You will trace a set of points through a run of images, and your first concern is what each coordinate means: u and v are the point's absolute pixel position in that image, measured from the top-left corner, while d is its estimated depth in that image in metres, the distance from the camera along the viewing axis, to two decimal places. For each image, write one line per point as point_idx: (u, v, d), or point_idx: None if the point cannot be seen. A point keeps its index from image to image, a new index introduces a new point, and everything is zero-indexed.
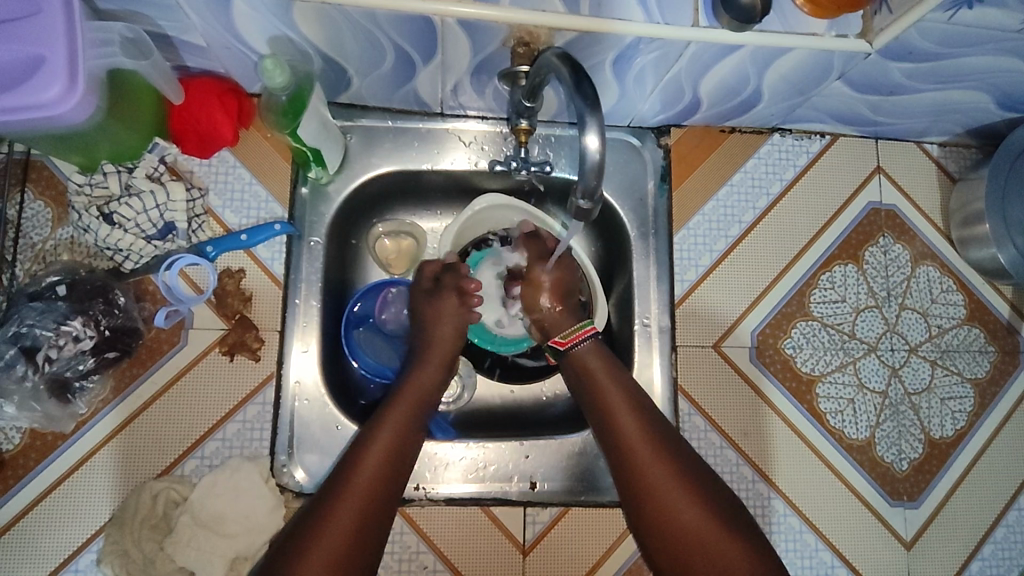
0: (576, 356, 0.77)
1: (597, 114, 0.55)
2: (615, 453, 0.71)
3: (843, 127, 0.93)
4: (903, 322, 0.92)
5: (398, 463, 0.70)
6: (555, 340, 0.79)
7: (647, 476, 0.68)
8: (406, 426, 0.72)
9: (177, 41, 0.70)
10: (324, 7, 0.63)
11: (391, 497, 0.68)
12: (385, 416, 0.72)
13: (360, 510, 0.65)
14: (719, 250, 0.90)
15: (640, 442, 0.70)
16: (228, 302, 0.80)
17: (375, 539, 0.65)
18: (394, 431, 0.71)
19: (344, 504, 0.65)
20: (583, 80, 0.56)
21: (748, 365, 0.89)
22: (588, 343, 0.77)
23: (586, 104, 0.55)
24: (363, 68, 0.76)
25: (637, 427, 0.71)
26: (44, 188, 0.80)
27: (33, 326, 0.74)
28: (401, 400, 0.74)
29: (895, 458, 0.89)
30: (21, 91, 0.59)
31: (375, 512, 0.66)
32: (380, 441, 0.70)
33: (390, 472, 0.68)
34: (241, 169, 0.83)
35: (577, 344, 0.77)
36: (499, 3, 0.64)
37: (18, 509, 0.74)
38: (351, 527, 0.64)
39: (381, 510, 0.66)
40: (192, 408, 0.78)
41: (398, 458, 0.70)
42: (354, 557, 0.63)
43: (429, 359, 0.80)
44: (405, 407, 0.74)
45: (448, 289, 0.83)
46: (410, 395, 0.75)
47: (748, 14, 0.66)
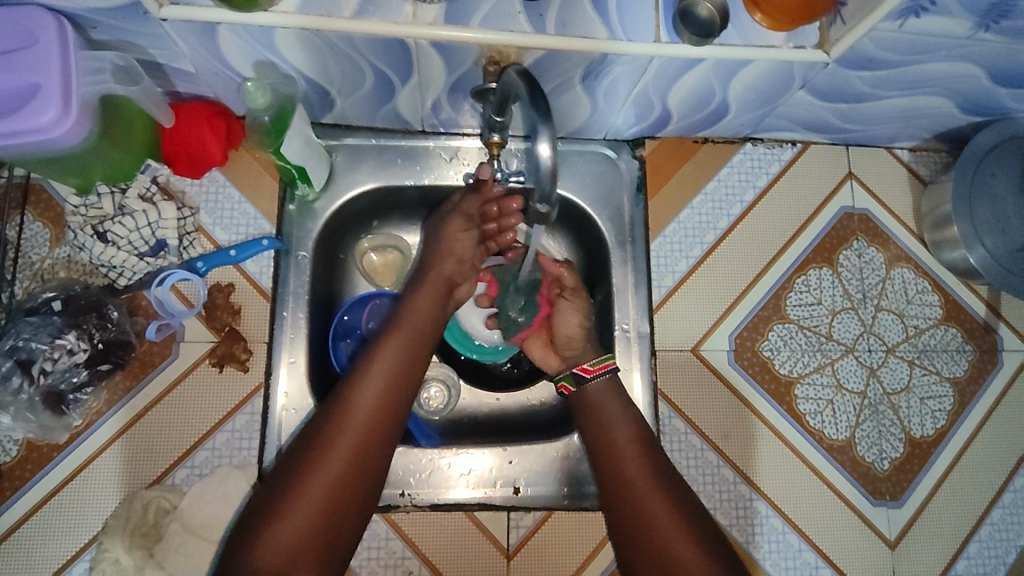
0: (595, 390, 0.79)
1: (549, 125, 0.57)
2: (609, 468, 0.75)
3: (813, 135, 0.95)
4: (879, 322, 0.93)
5: (390, 414, 0.70)
6: (581, 366, 0.80)
7: (636, 495, 0.72)
8: (405, 365, 0.73)
9: (168, 68, 0.74)
10: (305, 33, 0.68)
11: (382, 448, 0.69)
12: (377, 365, 0.72)
13: (344, 472, 0.66)
14: (695, 256, 0.93)
15: (635, 464, 0.74)
16: (217, 314, 0.83)
17: (367, 481, 0.67)
18: (396, 370, 0.72)
19: (341, 440, 0.67)
20: (539, 93, 0.59)
21: (727, 367, 0.90)
22: (606, 378, 0.79)
23: (538, 115, 0.58)
24: (346, 89, 0.80)
25: (632, 447, 0.75)
26: (43, 210, 0.83)
27: (29, 340, 0.77)
28: (400, 334, 0.75)
29: (876, 458, 0.90)
30: (19, 116, 0.63)
31: (370, 453, 0.68)
32: (382, 374, 0.71)
33: (387, 411, 0.70)
34: (232, 189, 0.87)
35: (602, 374, 0.79)
36: (470, 24, 0.69)
37: (15, 519, 0.77)
38: (331, 495, 0.65)
39: (375, 450, 0.68)
40: (184, 419, 0.80)
41: (389, 409, 0.70)
42: (342, 498, 0.66)
43: (424, 291, 0.79)
44: (405, 341, 0.74)
45: (461, 212, 0.81)
46: (402, 339, 0.74)
47: (708, 28, 0.71)
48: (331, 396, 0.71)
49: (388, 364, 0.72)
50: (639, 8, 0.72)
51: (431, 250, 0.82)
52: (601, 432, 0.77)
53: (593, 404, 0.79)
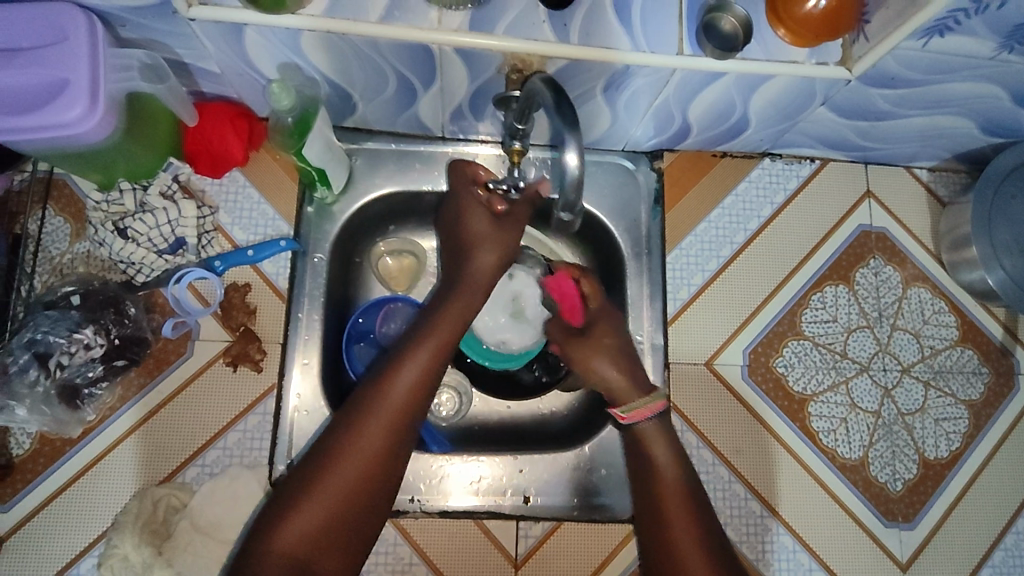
0: (641, 431, 0.76)
1: (575, 133, 0.57)
2: (642, 475, 0.74)
3: (832, 152, 0.95)
4: (895, 341, 0.93)
5: (422, 402, 0.71)
6: (616, 412, 0.77)
7: (664, 504, 0.72)
8: (439, 356, 0.74)
9: (194, 68, 0.75)
10: (330, 37, 0.69)
11: (410, 435, 0.70)
12: (415, 354, 0.73)
13: (371, 461, 0.67)
14: (711, 269, 0.92)
15: (671, 475, 0.73)
16: (233, 314, 0.83)
17: (395, 467, 0.69)
18: (431, 361, 0.73)
19: (374, 423, 0.68)
20: (564, 101, 0.59)
21: (741, 383, 0.89)
22: (650, 423, 0.76)
23: (565, 124, 0.58)
24: (368, 93, 0.81)
25: (671, 461, 0.74)
26: (64, 206, 0.84)
27: (47, 333, 0.77)
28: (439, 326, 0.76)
29: (889, 479, 0.89)
30: (47, 111, 0.64)
31: (400, 439, 0.69)
32: (419, 363, 0.72)
33: (420, 399, 0.71)
34: (251, 189, 0.87)
35: (639, 421, 0.76)
36: (494, 32, 0.70)
37: (27, 511, 0.77)
38: (356, 484, 0.66)
39: (404, 437, 0.69)
40: (196, 418, 0.80)
41: (422, 398, 0.71)
42: (370, 483, 0.67)
43: (465, 290, 0.80)
44: (441, 334, 0.75)
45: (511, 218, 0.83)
46: (442, 335, 0.75)
47: (731, 42, 0.72)
48: (361, 388, 0.72)
49: (427, 360, 0.73)
50: (663, 19, 0.72)
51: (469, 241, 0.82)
52: (640, 446, 0.76)
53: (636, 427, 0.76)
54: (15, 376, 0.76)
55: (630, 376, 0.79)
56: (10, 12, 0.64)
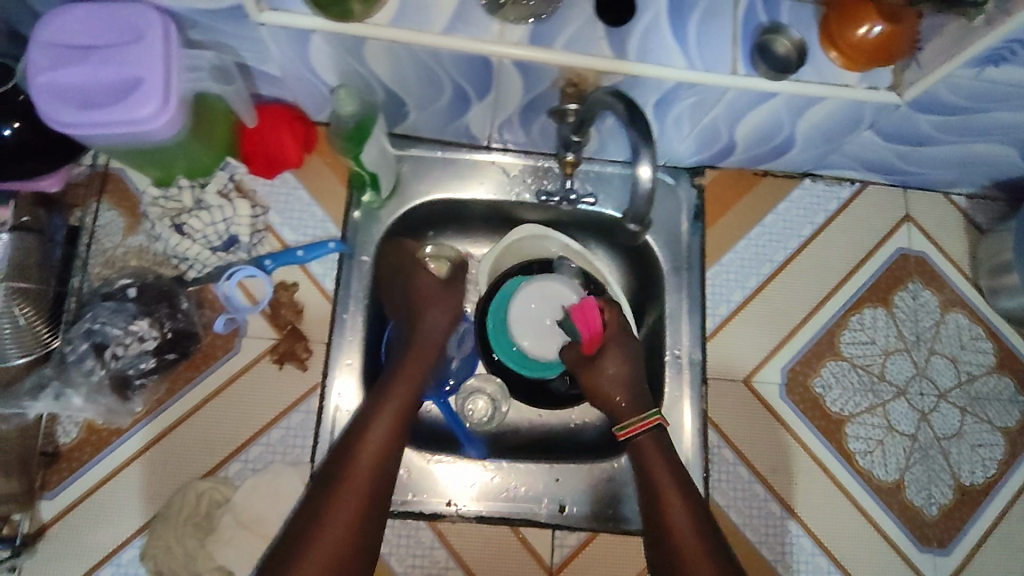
0: (641, 445, 0.76)
1: (648, 146, 0.59)
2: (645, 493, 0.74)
3: (873, 176, 0.96)
4: (933, 367, 0.93)
5: (392, 457, 0.70)
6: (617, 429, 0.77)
7: (666, 517, 0.71)
8: (404, 411, 0.73)
9: (257, 71, 0.77)
10: (394, 46, 0.71)
11: (385, 493, 0.68)
12: (380, 412, 0.72)
13: (349, 529, 0.64)
14: (751, 286, 0.93)
15: (670, 486, 0.73)
16: (282, 313, 0.84)
17: (376, 527, 0.66)
18: (397, 415, 0.72)
19: (350, 485, 0.66)
20: (637, 113, 0.59)
21: (778, 401, 0.90)
22: (645, 436, 0.76)
23: (641, 137, 0.59)
24: (422, 102, 0.83)
25: (662, 465, 0.74)
26: (119, 200, 0.85)
27: (105, 324, 0.78)
28: (399, 385, 0.75)
29: (925, 503, 0.88)
30: (120, 107, 0.65)
31: (377, 495, 0.67)
32: (385, 421, 0.71)
33: (391, 455, 0.70)
34: (302, 191, 0.89)
35: (635, 436, 0.76)
36: (552, 46, 0.71)
37: (72, 499, 0.78)
38: (340, 552, 0.62)
39: (383, 493, 0.68)
40: (241, 413, 0.82)
41: (393, 453, 0.70)
42: (353, 545, 0.64)
43: (417, 349, 0.79)
44: (402, 394, 0.74)
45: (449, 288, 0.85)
46: (402, 393, 0.74)
47: (785, 63, 0.73)
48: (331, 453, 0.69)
49: (389, 421, 0.71)
50: (718, 40, 0.73)
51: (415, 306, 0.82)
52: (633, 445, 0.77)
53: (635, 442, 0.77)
54: (73, 364, 0.77)
55: (633, 394, 0.80)
56: (90, 9, 0.65)
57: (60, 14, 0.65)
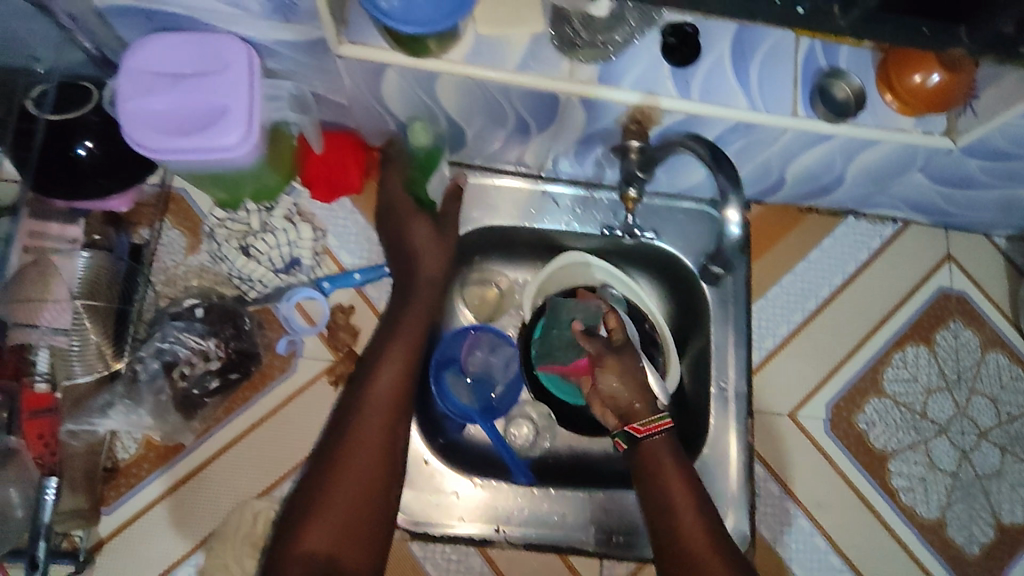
0: (650, 447, 0.72)
1: (738, 192, 0.61)
2: (659, 506, 0.69)
3: (915, 216, 0.98)
4: (973, 405, 0.94)
5: (405, 395, 0.75)
6: (632, 425, 0.73)
7: (682, 527, 0.67)
8: (411, 355, 0.78)
9: (325, 100, 0.79)
10: (467, 82, 0.72)
11: (402, 427, 0.73)
12: (388, 356, 0.77)
13: (371, 462, 0.69)
14: (796, 321, 0.95)
15: (679, 488, 0.69)
16: (338, 335, 0.86)
17: (398, 459, 0.72)
18: (405, 357, 0.77)
19: (366, 419, 0.72)
20: (723, 159, 0.62)
21: (822, 436, 0.91)
22: (659, 437, 0.72)
23: (730, 183, 0.61)
24: (481, 132, 0.85)
25: (675, 469, 0.70)
26: (181, 220, 0.87)
27: (175, 342, 0.80)
28: (402, 332, 0.79)
29: (966, 541, 0.89)
30: (206, 135, 0.66)
31: (395, 428, 0.73)
32: (393, 363, 0.76)
33: (404, 392, 0.75)
34: (358, 215, 0.91)
35: (652, 434, 0.72)
36: (621, 85, 0.73)
37: (129, 515, 0.79)
38: (358, 501, 0.67)
39: (398, 427, 0.73)
40: (298, 433, 0.83)
41: (405, 391, 0.75)
42: (378, 474, 0.69)
43: (418, 301, 0.82)
44: (405, 339, 0.78)
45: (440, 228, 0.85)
46: (406, 338, 0.78)
47: (843, 107, 0.75)
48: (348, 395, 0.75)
49: (397, 370, 0.76)
50: (780, 82, 0.75)
51: (411, 246, 0.84)
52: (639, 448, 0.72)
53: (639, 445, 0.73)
54: (144, 382, 0.80)
55: (646, 395, 0.75)
56: (177, 40, 0.67)
57: (145, 45, 0.66)
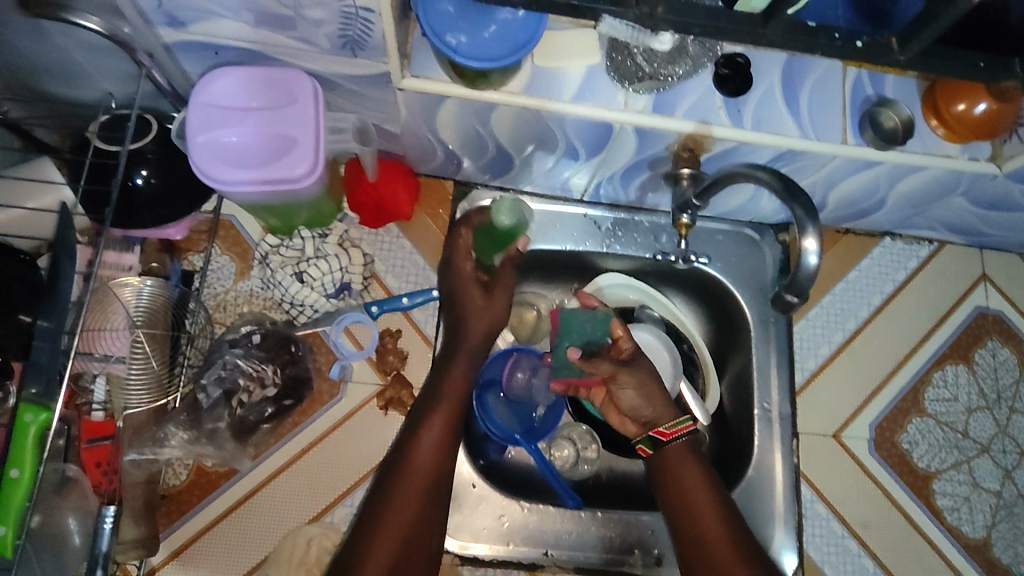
0: (672, 450, 0.78)
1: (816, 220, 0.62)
2: (678, 503, 0.76)
3: (951, 236, 0.99)
4: (1014, 424, 0.95)
5: (446, 460, 0.73)
6: (657, 429, 0.78)
7: (699, 520, 0.74)
8: (454, 420, 0.76)
9: (380, 129, 0.81)
10: (525, 112, 0.74)
11: (441, 493, 0.71)
12: (431, 419, 0.75)
13: (408, 527, 0.67)
14: (836, 342, 0.96)
15: (696, 488, 0.76)
16: (387, 358, 0.86)
17: (435, 525, 0.70)
18: (448, 421, 0.75)
19: (407, 484, 0.70)
20: (797, 190, 0.63)
21: (866, 456, 0.91)
22: (682, 440, 0.78)
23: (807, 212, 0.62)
24: (530, 158, 0.86)
25: (692, 470, 0.77)
26: (230, 245, 0.88)
27: (234, 368, 0.80)
28: (447, 395, 0.77)
29: (1012, 561, 0.90)
30: (278, 167, 0.69)
31: (433, 493, 0.70)
32: (436, 427, 0.74)
33: (446, 457, 0.73)
34: (405, 240, 0.92)
35: (678, 437, 0.77)
36: (675, 114, 0.75)
37: (182, 542, 0.79)
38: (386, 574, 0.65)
39: (438, 493, 0.71)
40: (348, 458, 0.83)
41: (446, 457, 0.73)
42: (414, 541, 0.67)
43: (462, 360, 0.81)
44: (449, 402, 0.76)
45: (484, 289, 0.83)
46: (449, 401, 0.77)
47: (892, 136, 0.77)
48: (389, 458, 0.74)
49: (443, 424, 0.75)
50: (828, 113, 0.77)
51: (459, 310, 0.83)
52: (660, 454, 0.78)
53: (664, 460, 0.78)
54: (205, 410, 0.79)
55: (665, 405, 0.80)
56: (246, 75, 0.69)
57: (216, 81, 0.69)
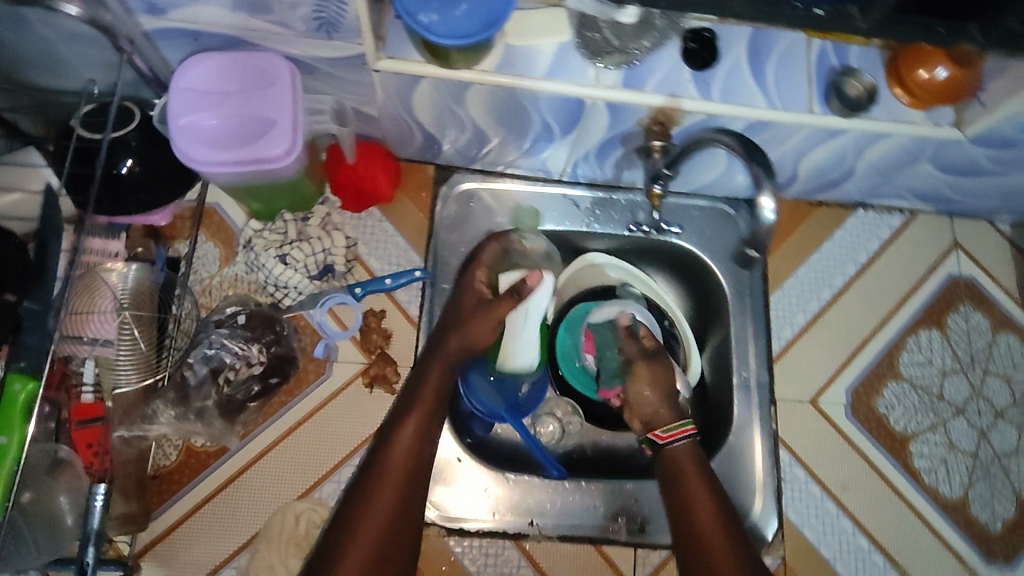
0: (673, 454, 0.81)
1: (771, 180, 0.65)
2: (679, 504, 0.77)
3: (922, 205, 1.02)
4: (988, 386, 0.97)
5: (420, 462, 0.76)
6: (655, 432, 0.83)
7: (698, 521, 0.75)
8: (427, 423, 0.78)
9: (358, 112, 0.83)
10: (497, 90, 0.76)
11: (417, 493, 0.74)
12: (403, 424, 0.77)
13: (384, 528, 0.70)
14: (812, 311, 0.98)
15: (698, 487, 0.77)
16: (371, 337, 0.88)
17: (411, 524, 0.72)
18: (421, 425, 0.78)
19: (381, 488, 0.72)
20: (755, 149, 0.65)
21: (844, 421, 0.93)
22: (684, 442, 0.81)
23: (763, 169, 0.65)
24: (506, 138, 0.88)
25: (697, 473, 0.79)
26: (214, 232, 0.90)
27: (219, 348, 0.83)
28: (421, 399, 0.80)
29: (989, 519, 0.92)
30: (256, 148, 0.71)
31: (408, 495, 0.73)
32: (408, 429, 0.77)
33: (419, 458, 0.76)
34: (387, 223, 0.94)
35: (675, 441, 0.81)
36: (644, 89, 0.77)
37: (173, 520, 0.81)
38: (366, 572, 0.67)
39: (413, 494, 0.74)
40: (335, 435, 0.85)
41: (420, 458, 0.76)
42: (391, 540, 0.70)
43: (437, 363, 0.83)
44: (423, 406, 0.79)
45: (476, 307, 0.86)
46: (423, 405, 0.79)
47: (856, 104, 0.79)
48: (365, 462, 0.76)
49: (417, 423, 0.77)
50: (794, 84, 0.79)
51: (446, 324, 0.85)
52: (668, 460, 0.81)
53: (671, 466, 0.80)
54: (191, 387, 0.81)
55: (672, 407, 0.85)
56: (222, 61, 0.71)
57: (194, 68, 0.71)
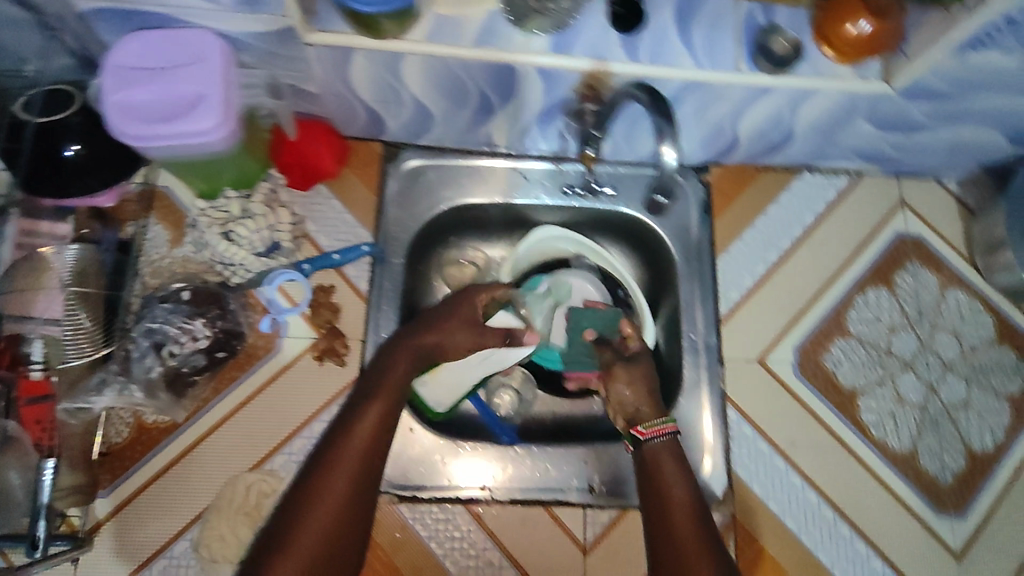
0: (651, 449, 0.80)
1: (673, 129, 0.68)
2: (653, 497, 0.77)
3: (868, 166, 1.02)
4: (937, 340, 0.98)
5: (377, 450, 0.72)
6: (637, 428, 0.81)
7: (671, 515, 0.74)
8: (389, 413, 0.75)
9: (297, 89, 0.85)
10: (427, 60, 0.77)
11: (373, 483, 0.71)
12: (365, 412, 0.74)
13: (336, 519, 0.67)
14: (759, 273, 0.99)
15: (676, 482, 0.77)
16: (320, 312, 0.89)
17: (363, 514, 0.70)
18: (383, 412, 0.74)
19: (336, 476, 0.69)
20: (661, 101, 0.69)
21: (792, 379, 0.95)
22: (662, 440, 0.80)
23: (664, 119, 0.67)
24: (447, 112, 0.89)
25: (674, 468, 0.78)
26: (164, 215, 0.91)
27: (163, 323, 0.83)
28: (385, 387, 0.76)
29: (939, 470, 0.93)
30: (187, 121, 0.72)
31: (364, 485, 0.70)
32: (370, 418, 0.73)
33: (378, 446, 0.73)
34: (335, 201, 0.95)
35: (653, 438, 0.80)
36: (572, 54, 0.78)
37: (127, 495, 0.82)
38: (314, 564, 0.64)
39: (369, 484, 0.71)
40: (286, 408, 0.87)
41: (379, 447, 0.73)
42: (342, 532, 0.67)
43: (403, 354, 0.80)
44: (385, 396, 0.75)
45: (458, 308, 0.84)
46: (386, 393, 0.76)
47: (783, 60, 0.80)
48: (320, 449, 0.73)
49: (380, 411, 0.74)
50: (723, 45, 0.80)
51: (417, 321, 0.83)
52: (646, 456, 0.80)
53: (649, 461, 0.79)
54: (134, 362, 0.82)
55: (654, 403, 0.84)
56: (153, 38, 0.73)
57: (125, 45, 0.72)
